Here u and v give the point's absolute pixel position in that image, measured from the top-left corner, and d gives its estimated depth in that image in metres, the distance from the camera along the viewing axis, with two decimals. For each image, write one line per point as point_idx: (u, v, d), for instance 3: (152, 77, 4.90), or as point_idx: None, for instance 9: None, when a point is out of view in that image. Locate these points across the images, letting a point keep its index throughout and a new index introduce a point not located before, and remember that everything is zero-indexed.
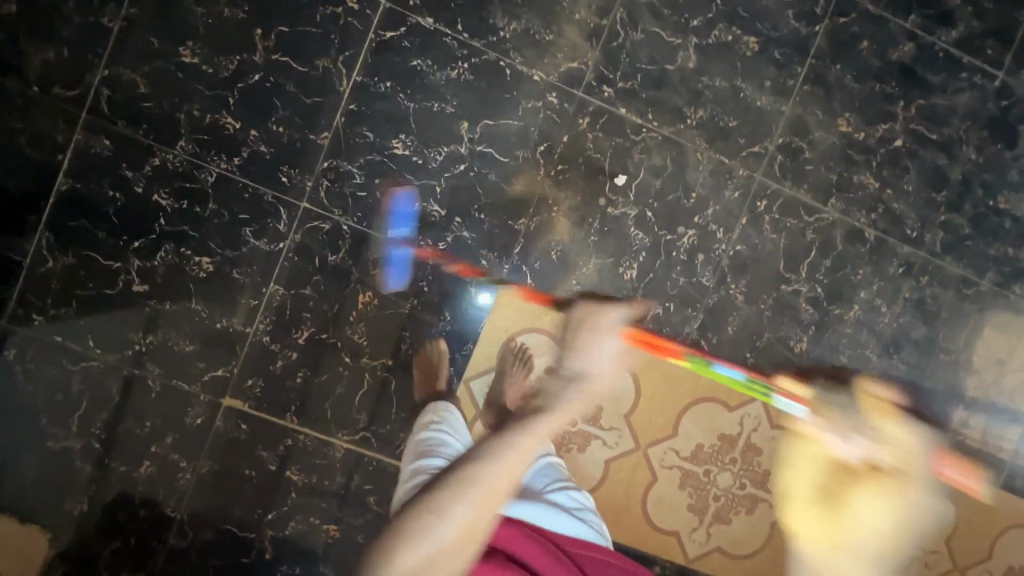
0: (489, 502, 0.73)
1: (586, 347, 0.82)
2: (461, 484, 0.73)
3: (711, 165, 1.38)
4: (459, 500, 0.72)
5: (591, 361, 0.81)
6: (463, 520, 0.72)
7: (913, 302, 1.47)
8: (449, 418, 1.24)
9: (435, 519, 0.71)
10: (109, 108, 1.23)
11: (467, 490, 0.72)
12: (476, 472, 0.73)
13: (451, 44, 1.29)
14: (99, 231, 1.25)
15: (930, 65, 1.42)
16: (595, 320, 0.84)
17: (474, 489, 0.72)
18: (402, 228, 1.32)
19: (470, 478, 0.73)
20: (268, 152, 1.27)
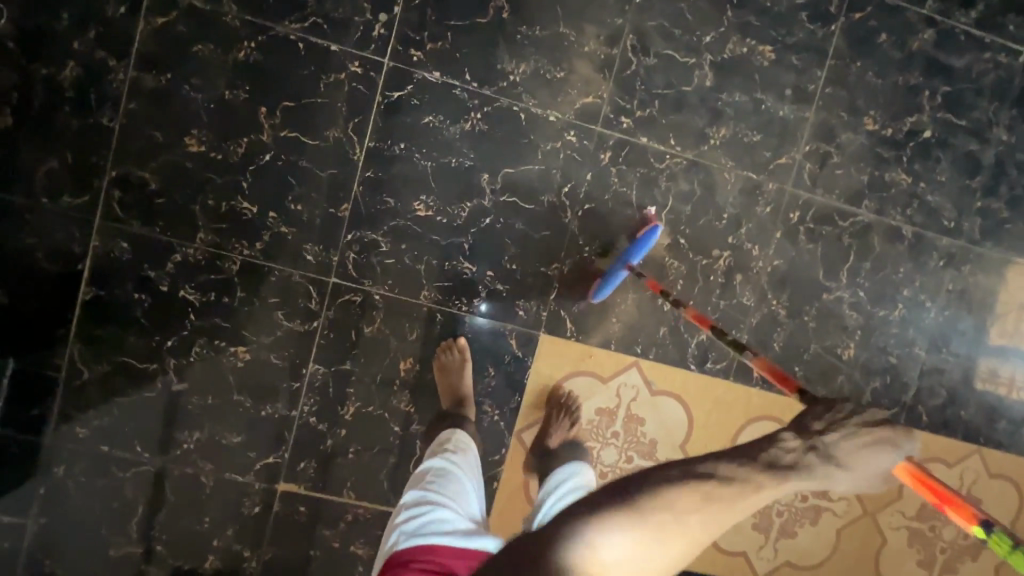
0: (682, 545, 0.58)
1: (851, 450, 0.62)
2: (664, 510, 0.57)
3: (739, 183, 1.34)
4: (658, 525, 0.57)
5: (858, 467, 0.62)
6: (656, 549, 0.57)
7: (957, 293, 1.44)
8: (466, 453, 1.17)
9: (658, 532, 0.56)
10: (122, 210, 1.19)
11: (666, 523, 0.57)
12: (691, 498, 0.57)
13: (462, 96, 1.25)
14: (131, 335, 1.22)
15: (951, 50, 1.37)
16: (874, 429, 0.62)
17: (680, 516, 0.57)
18: (636, 257, 1.25)
19: (676, 510, 0.57)
20: (289, 232, 1.24)
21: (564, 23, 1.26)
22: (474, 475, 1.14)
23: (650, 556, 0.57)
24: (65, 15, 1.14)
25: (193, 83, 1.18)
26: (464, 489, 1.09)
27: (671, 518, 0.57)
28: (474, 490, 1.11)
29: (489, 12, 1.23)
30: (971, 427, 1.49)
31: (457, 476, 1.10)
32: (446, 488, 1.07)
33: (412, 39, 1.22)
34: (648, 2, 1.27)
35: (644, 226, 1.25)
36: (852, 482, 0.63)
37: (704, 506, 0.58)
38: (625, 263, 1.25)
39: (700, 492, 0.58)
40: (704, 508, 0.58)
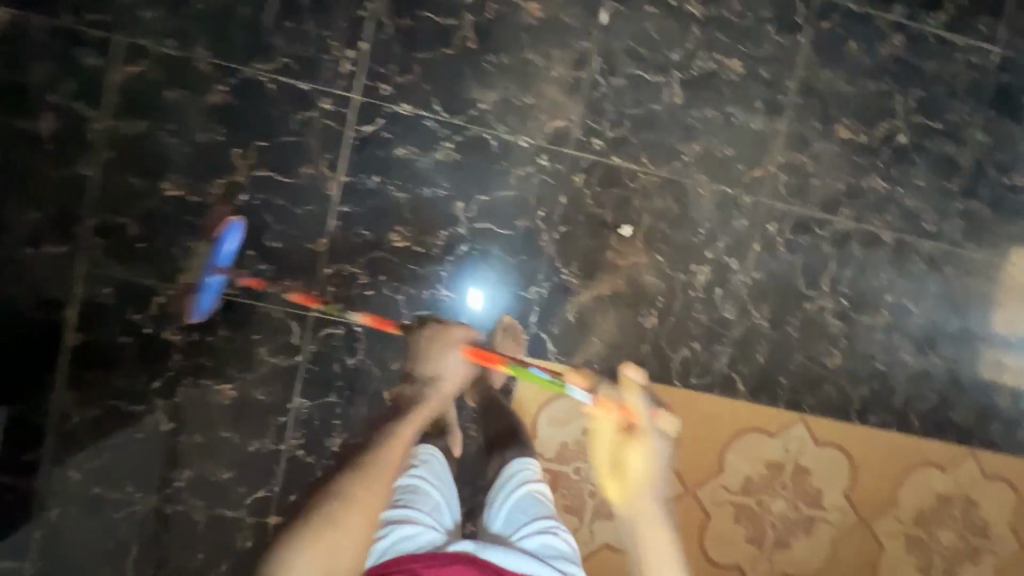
0: (356, 512, 0.93)
1: (432, 360, 1.18)
2: (337, 502, 0.94)
3: (715, 198, 1.35)
4: (335, 516, 0.92)
5: (444, 369, 1.16)
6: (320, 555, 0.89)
7: (941, 296, 1.43)
8: (429, 461, 1.16)
9: (319, 531, 0.91)
10: (105, 256, 1.21)
11: (332, 522, 0.91)
12: (334, 504, 0.94)
13: (432, 127, 1.26)
14: (118, 378, 1.24)
15: (922, 54, 1.36)
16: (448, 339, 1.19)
17: (351, 505, 0.94)
18: (224, 262, 1.19)
19: (334, 513, 0.93)
20: (269, 269, 1.25)
21: (529, 49, 1.27)
22: (443, 486, 1.14)
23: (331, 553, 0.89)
24: (40, 69, 1.17)
25: (168, 128, 1.20)
26: (435, 500, 1.09)
27: (339, 512, 0.93)
28: (443, 500, 1.11)
29: (454, 42, 1.25)
30: (964, 430, 1.47)
31: (425, 488, 1.10)
32: (417, 502, 1.06)
33: (381, 73, 1.24)
34: (614, 24, 1.28)
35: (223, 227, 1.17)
36: (453, 380, 1.18)
37: (363, 475, 0.99)
38: (214, 268, 1.19)
39: (345, 481, 0.97)
40: (362, 474, 1.00)
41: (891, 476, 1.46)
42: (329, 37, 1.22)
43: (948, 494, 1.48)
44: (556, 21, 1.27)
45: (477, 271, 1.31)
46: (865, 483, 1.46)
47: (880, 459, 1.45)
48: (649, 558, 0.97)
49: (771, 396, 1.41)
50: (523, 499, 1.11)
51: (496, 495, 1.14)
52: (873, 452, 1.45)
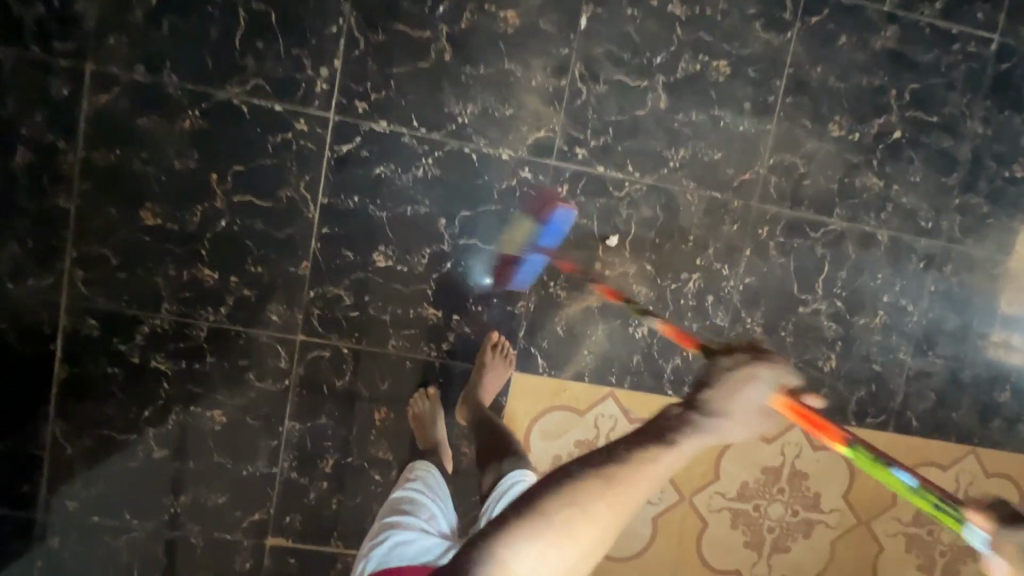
0: (594, 543, 0.56)
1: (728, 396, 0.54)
2: (563, 507, 0.55)
3: (703, 204, 1.31)
4: (558, 522, 0.55)
5: (737, 411, 0.54)
6: (559, 561, 0.56)
7: (940, 294, 1.40)
8: (429, 479, 1.16)
9: (560, 528, 0.55)
10: (87, 288, 1.21)
11: (558, 523, 0.55)
12: (595, 483, 0.55)
13: (411, 143, 1.23)
14: (109, 408, 1.24)
15: (917, 45, 1.31)
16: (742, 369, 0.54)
17: (564, 515, 0.55)
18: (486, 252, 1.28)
19: (569, 509, 0.55)
20: (252, 295, 1.24)
21: (508, 58, 1.23)
22: (441, 500, 1.14)
23: (556, 565, 0.56)
24: (10, 101, 1.15)
25: (143, 156, 1.19)
26: (432, 512, 1.09)
27: (578, 511, 0.55)
28: (442, 511, 1.12)
29: (430, 55, 1.21)
30: (964, 429, 1.45)
31: (427, 502, 1.11)
32: (418, 513, 1.07)
33: (355, 90, 1.21)
34: (594, 28, 1.24)
35: (554, 210, 1.26)
36: (741, 433, 0.55)
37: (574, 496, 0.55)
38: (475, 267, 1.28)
39: (597, 474, 0.56)
40: (609, 489, 0.55)
41: None
42: (301, 55, 1.19)
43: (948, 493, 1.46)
44: (535, 28, 1.23)
45: (473, 271, 1.28)
46: (863, 485, 1.45)
47: None
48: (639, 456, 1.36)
49: None
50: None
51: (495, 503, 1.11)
52: None
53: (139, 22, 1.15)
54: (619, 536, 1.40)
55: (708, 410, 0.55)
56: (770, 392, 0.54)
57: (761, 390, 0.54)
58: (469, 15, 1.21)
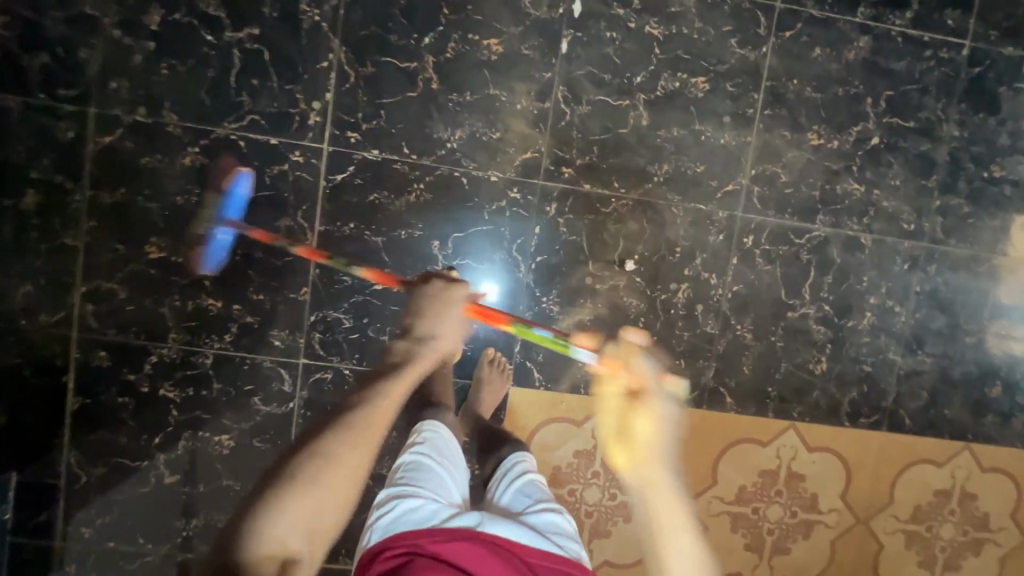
0: (335, 490, 0.67)
1: (439, 310, 0.85)
2: (309, 462, 0.67)
3: (689, 216, 1.35)
4: (307, 477, 0.67)
5: (441, 326, 0.84)
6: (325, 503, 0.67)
7: (926, 294, 1.43)
8: (436, 439, 1.05)
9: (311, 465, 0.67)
10: (97, 321, 1.25)
11: (309, 480, 0.66)
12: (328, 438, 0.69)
13: (403, 170, 1.28)
14: (120, 436, 1.29)
15: (889, 54, 1.35)
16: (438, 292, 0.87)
17: (317, 459, 0.68)
18: (234, 213, 1.21)
19: (314, 464, 0.67)
20: (255, 321, 1.29)
21: (492, 84, 1.28)
22: (449, 461, 1.02)
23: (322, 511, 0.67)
24: (20, 146, 1.21)
25: (146, 193, 1.24)
26: (439, 477, 0.97)
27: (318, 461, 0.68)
28: (450, 476, 0.99)
29: (418, 84, 1.26)
30: (957, 426, 1.47)
31: (427, 461, 0.98)
32: (418, 476, 0.95)
33: (347, 121, 1.26)
34: (574, 51, 1.29)
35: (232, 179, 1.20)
36: (450, 339, 0.84)
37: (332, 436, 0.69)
38: (224, 221, 1.21)
39: (334, 426, 0.70)
40: (341, 431, 0.70)
41: (885, 476, 1.47)
42: (294, 90, 1.24)
43: (945, 489, 1.48)
44: (518, 54, 1.27)
45: (498, 287, 1.33)
46: (860, 485, 1.47)
47: (874, 459, 1.46)
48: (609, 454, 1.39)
49: (759, 406, 1.42)
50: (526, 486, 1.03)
51: (497, 484, 1.06)
52: (866, 453, 1.46)
53: (139, 66, 1.21)
54: (622, 542, 1.42)
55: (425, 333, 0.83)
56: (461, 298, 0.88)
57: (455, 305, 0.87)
58: (453, 45, 1.26)
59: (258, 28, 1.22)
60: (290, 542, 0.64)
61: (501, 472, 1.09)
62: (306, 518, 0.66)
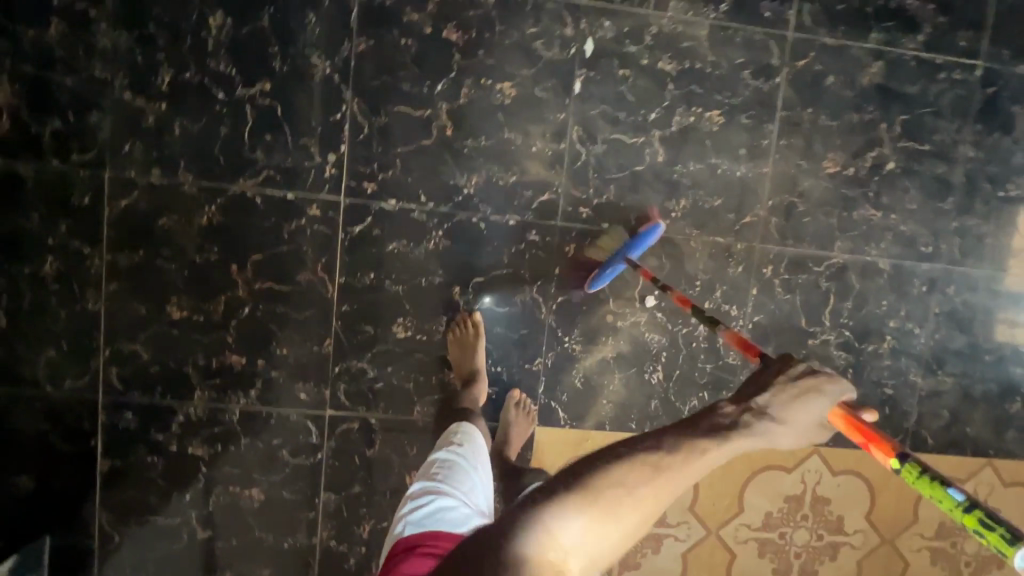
0: (625, 532, 0.58)
1: (781, 394, 0.65)
2: (626, 487, 0.58)
3: (707, 250, 1.35)
4: (610, 506, 0.57)
5: (788, 421, 0.64)
6: (606, 539, 0.57)
7: (945, 315, 1.43)
8: (472, 443, 1.19)
9: (614, 498, 0.57)
10: (122, 384, 1.25)
11: (607, 503, 0.57)
12: (642, 470, 0.59)
13: (420, 219, 1.28)
14: (151, 495, 1.29)
15: (903, 78, 1.34)
16: (797, 380, 0.66)
17: (623, 493, 0.57)
18: (636, 252, 1.26)
19: (616, 488, 0.58)
20: (280, 375, 1.29)
21: (507, 128, 1.27)
22: (481, 468, 1.16)
23: (600, 545, 0.57)
24: (35, 214, 1.20)
25: (165, 254, 1.23)
26: (471, 479, 1.11)
27: (627, 490, 0.58)
28: (481, 482, 1.13)
29: (433, 131, 1.25)
30: (979, 443, 1.48)
31: (464, 471, 1.12)
32: (455, 480, 1.09)
33: (363, 172, 1.25)
34: (588, 91, 1.28)
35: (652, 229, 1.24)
36: (787, 435, 0.64)
37: (649, 470, 0.59)
38: (626, 256, 1.26)
39: (649, 456, 0.60)
40: (667, 469, 0.59)
41: (910, 495, 1.48)
42: (308, 144, 1.23)
43: None
44: (531, 97, 1.27)
45: (513, 321, 1.33)
46: (885, 505, 1.48)
47: (897, 480, 1.47)
48: None
49: None
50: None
51: None
52: (890, 474, 1.47)
53: (151, 127, 1.20)
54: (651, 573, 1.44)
55: (767, 406, 0.64)
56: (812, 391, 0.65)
57: (801, 402, 0.65)
58: (466, 91, 1.25)
59: (269, 83, 1.21)
60: (572, 557, 0.57)
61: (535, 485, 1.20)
62: (584, 547, 0.57)
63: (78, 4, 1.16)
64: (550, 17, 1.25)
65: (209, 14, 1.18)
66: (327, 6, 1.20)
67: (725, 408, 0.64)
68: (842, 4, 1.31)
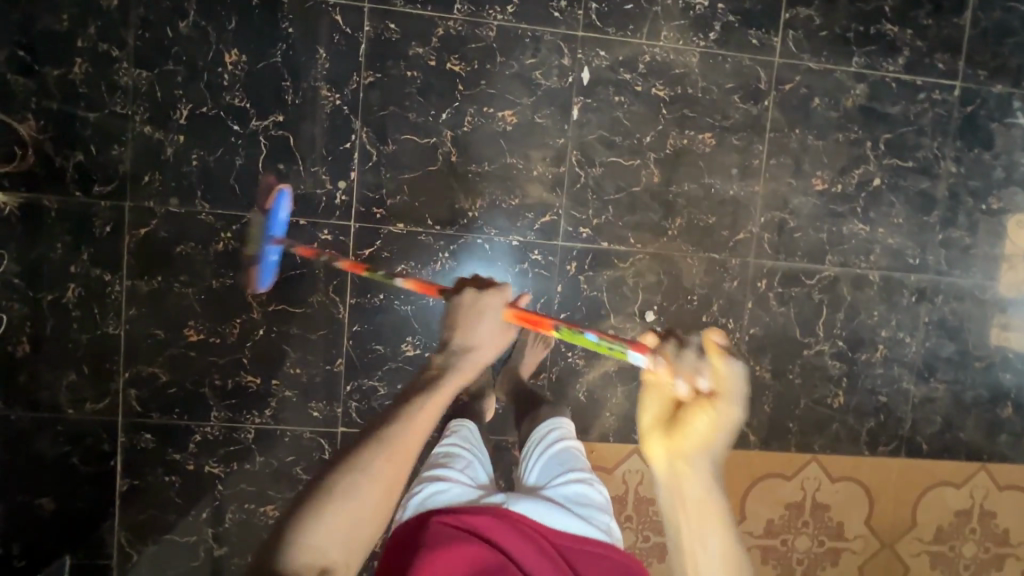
0: (374, 499, 0.70)
1: (468, 327, 0.85)
2: (361, 468, 0.70)
3: (704, 265, 1.40)
4: (353, 491, 0.69)
5: (476, 339, 0.84)
6: (358, 521, 0.69)
7: (934, 324, 1.48)
8: (463, 433, 1.12)
9: (350, 482, 0.69)
10: (142, 405, 1.30)
11: (342, 493, 0.68)
12: (370, 449, 0.72)
13: (428, 241, 1.33)
14: (168, 514, 1.32)
15: (885, 99, 1.41)
16: (470, 308, 0.86)
17: (360, 476, 0.69)
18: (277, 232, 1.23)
19: (353, 476, 0.70)
20: (293, 394, 1.33)
21: (509, 153, 1.33)
22: (478, 453, 1.09)
23: (355, 525, 0.68)
24: (58, 243, 1.25)
25: (182, 279, 1.28)
26: (468, 462, 1.03)
27: (361, 472, 0.70)
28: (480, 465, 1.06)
29: (438, 157, 1.31)
30: (973, 447, 1.52)
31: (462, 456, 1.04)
32: (454, 462, 1.00)
33: (372, 197, 1.31)
34: (585, 117, 1.34)
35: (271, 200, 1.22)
36: (485, 352, 0.84)
37: (374, 446, 0.72)
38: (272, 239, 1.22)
39: (372, 439, 0.72)
40: (391, 438, 0.72)
41: (908, 500, 1.52)
42: (320, 172, 1.29)
43: (966, 509, 1.53)
44: (532, 123, 1.33)
45: None
46: (884, 510, 1.51)
47: (895, 485, 1.51)
48: (638, 491, 1.44)
49: (782, 442, 1.47)
50: (556, 454, 1.05)
51: (529, 455, 1.08)
52: (887, 479, 1.51)
53: (170, 158, 1.26)
54: None
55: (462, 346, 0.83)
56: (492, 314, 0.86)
57: (485, 319, 0.86)
58: (469, 119, 1.31)
59: (282, 115, 1.27)
60: (332, 545, 0.67)
61: (536, 437, 1.11)
62: (342, 531, 0.68)
63: (100, 45, 1.22)
64: (548, 48, 1.31)
65: (224, 51, 1.25)
66: (336, 42, 1.27)
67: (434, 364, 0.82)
68: (825, 31, 1.38)
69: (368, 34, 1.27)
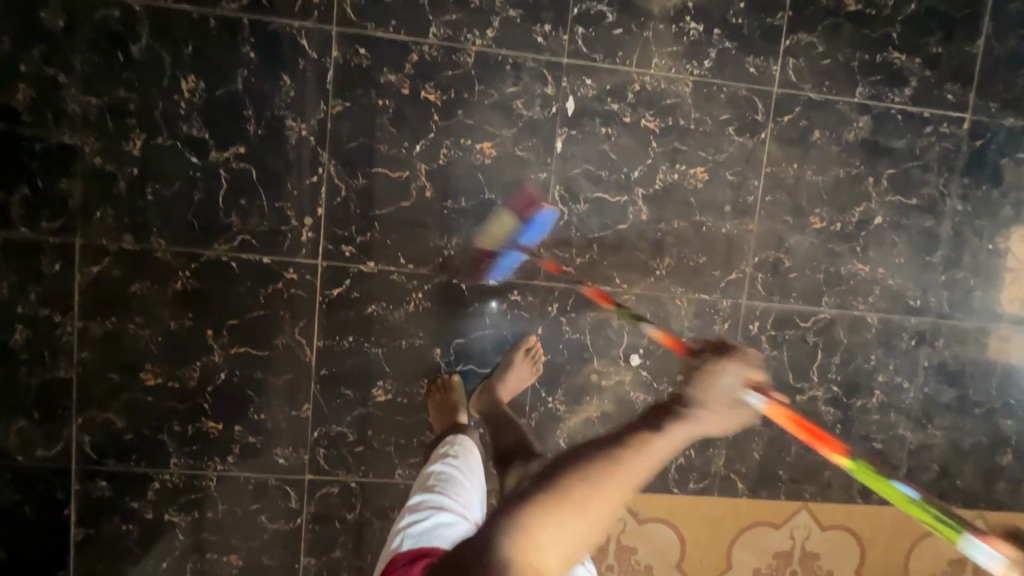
0: (591, 528, 0.55)
1: (709, 384, 0.57)
2: (586, 489, 0.55)
3: (693, 307, 1.33)
4: (569, 512, 0.55)
5: (724, 403, 0.57)
6: (570, 539, 0.55)
7: (934, 368, 1.41)
8: (468, 456, 1.13)
9: (575, 500, 0.55)
10: (96, 452, 1.23)
11: (562, 507, 0.55)
12: (599, 468, 0.55)
13: (400, 281, 1.25)
14: (127, 563, 1.26)
15: (890, 132, 1.33)
16: (709, 371, 0.58)
17: (587, 498, 0.55)
18: (531, 237, 1.27)
19: (576, 490, 0.55)
20: (257, 440, 1.26)
21: (488, 188, 1.25)
22: (478, 481, 1.10)
23: (573, 542, 0.55)
24: (4, 282, 1.17)
25: (138, 320, 1.21)
26: (469, 495, 1.04)
27: (587, 490, 0.55)
28: (478, 495, 1.07)
29: (412, 193, 1.23)
30: (969, 495, 1.46)
31: (465, 482, 1.06)
32: (456, 494, 1.02)
33: (341, 235, 1.23)
34: (570, 149, 1.26)
35: (537, 210, 1.26)
36: (739, 411, 0.57)
37: (608, 468, 0.55)
38: (518, 245, 1.27)
39: (600, 460, 0.56)
40: (624, 463, 0.55)
41: (900, 549, 1.46)
42: (285, 208, 1.21)
43: (959, 558, 1.48)
44: (512, 156, 1.24)
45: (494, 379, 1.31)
46: (875, 559, 1.46)
47: (887, 533, 1.45)
48: (620, 539, 1.38)
49: (771, 490, 1.41)
50: None
51: None
52: (879, 528, 1.45)
53: (123, 192, 1.17)
54: None
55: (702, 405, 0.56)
56: (739, 385, 0.58)
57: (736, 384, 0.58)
58: (446, 151, 1.23)
59: (243, 146, 1.19)
60: (546, 562, 0.54)
61: None
62: (557, 550, 0.55)
63: (46, 69, 1.13)
64: (530, 76, 1.23)
65: (181, 77, 1.16)
66: (302, 68, 1.18)
67: (670, 406, 0.58)
68: (828, 59, 1.29)
69: (336, 59, 1.18)
